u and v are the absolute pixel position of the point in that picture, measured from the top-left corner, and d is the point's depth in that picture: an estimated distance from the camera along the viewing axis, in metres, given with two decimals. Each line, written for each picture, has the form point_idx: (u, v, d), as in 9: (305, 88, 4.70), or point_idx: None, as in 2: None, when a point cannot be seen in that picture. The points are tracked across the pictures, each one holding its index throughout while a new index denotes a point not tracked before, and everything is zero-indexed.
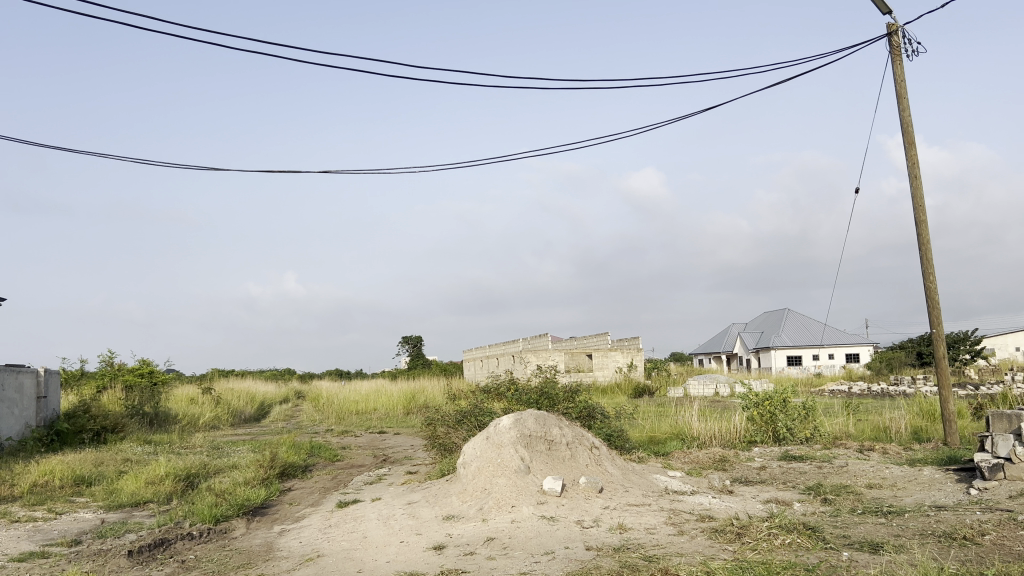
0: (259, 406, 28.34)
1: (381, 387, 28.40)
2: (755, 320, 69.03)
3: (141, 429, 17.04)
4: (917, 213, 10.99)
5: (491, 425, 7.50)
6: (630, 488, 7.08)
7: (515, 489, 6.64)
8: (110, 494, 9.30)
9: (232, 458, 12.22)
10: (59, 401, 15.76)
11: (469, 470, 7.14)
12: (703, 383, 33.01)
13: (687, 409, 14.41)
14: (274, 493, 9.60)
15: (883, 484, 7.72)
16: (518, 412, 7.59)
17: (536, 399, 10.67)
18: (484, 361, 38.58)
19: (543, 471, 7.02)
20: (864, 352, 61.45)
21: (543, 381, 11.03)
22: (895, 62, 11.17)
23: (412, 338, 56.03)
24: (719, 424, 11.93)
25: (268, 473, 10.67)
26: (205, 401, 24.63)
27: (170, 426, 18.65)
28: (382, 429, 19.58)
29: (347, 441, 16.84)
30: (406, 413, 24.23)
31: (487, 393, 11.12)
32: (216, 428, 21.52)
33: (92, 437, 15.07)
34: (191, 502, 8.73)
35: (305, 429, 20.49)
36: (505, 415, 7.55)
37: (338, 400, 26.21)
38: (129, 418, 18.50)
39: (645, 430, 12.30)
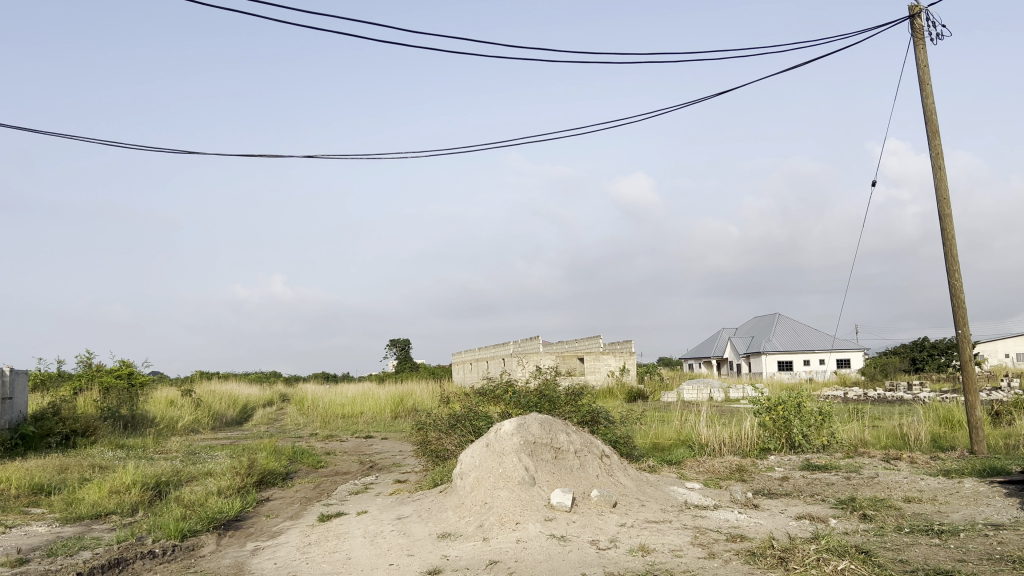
0: (242, 409, 27.47)
1: (368, 390, 27.56)
2: (746, 324, 68.52)
3: (114, 432, 16.16)
4: (944, 205, 10.25)
5: (491, 431, 6.74)
6: (647, 502, 6.33)
7: (519, 504, 5.89)
8: (68, 505, 8.47)
9: (208, 465, 11.38)
10: (27, 402, 14.89)
11: (467, 482, 6.37)
12: (697, 387, 32.34)
13: (691, 414, 13.66)
14: (250, 503, 8.81)
15: (923, 497, 6.98)
16: (521, 416, 6.83)
17: (536, 403, 9.91)
18: (473, 365, 37.77)
19: (549, 483, 6.26)
20: (855, 358, 61.03)
21: (543, 383, 10.28)
22: (918, 45, 10.47)
23: (401, 340, 55.21)
24: (728, 430, 11.19)
25: (244, 482, 9.87)
26: (184, 404, 23.74)
27: (147, 430, 17.77)
28: (369, 433, 18.77)
29: (331, 446, 16.04)
30: (393, 417, 23.46)
31: (482, 396, 10.35)
32: (195, 432, 20.64)
33: (61, 441, 14.23)
34: (157, 515, 7.92)
35: (288, 434, 19.66)
36: (507, 419, 6.79)
37: (324, 403, 25.35)
38: (103, 421, 17.63)
39: (649, 436, 11.55)
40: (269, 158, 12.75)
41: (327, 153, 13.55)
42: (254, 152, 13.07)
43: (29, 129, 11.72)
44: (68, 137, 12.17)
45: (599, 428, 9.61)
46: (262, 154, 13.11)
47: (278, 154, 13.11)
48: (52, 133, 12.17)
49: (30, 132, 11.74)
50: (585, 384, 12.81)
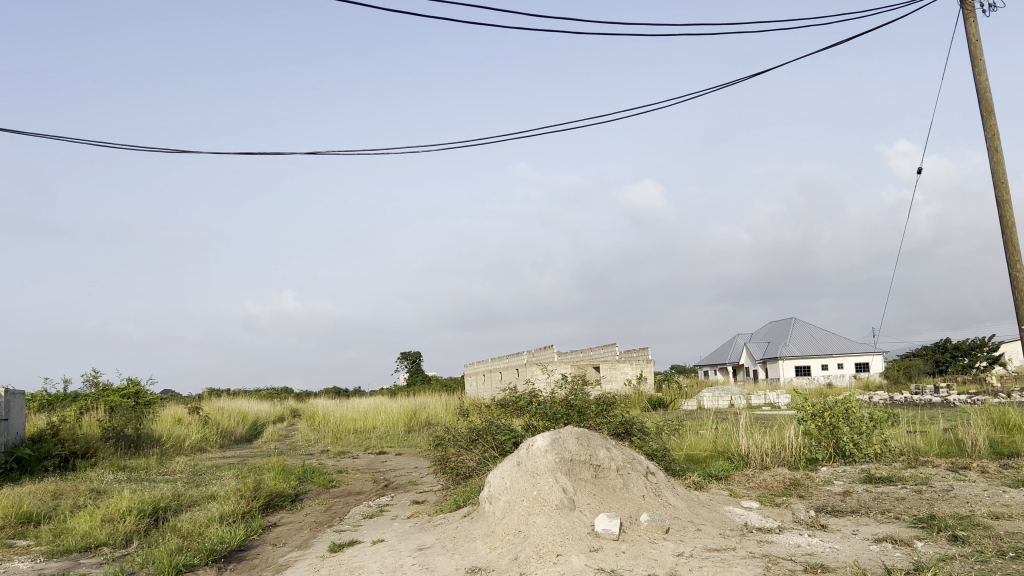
0: (251, 425, 26.74)
1: (379, 404, 26.78)
2: (761, 330, 67.47)
3: (116, 453, 15.42)
4: (1003, 190, 9.43)
5: (522, 448, 5.96)
6: (703, 527, 5.55)
7: (558, 532, 5.11)
8: (56, 537, 7.70)
9: (212, 487, 10.62)
10: (24, 424, 14.17)
11: (497, 507, 5.59)
12: (717, 395, 31.45)
13: (725, 423, 12.81)
14: (255, 531, 8.04)
15: (1011, 512, 6.16)
16: (556, 429, 6.05)
17: (564, 414, 9.14)
18: (487, 376, 36.99)
19: (590, 507, 5.48)
20: (874, 362, 59.97)
21: (570, 391, 9.49)
22: (969, 19, 9.71)
23: (412, 353, 54.51)
24: (770, 439, 10.37)
25: (250, 507, 9.10)
26: (192, 421, 23.01)
27: (151, 450, 17.04)
28: (382, 449, 18.02)
29: (344, 463, 15.27)
30: (408, 431, 22.72)
31: (505, 407, 9.57)
32: (203, 450, 19.90)
33: (59, 463, 13.50)
34: (153, 546, 7.16)
35: (299, 451, 18.89)
36: (540, 433, 6.01)
37: (336, 418, 24.60)
38: (105, 442, 16.90)
39: (684, 447, 10.74)
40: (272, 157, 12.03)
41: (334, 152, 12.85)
42: (256, 152, 12.34)
43: (14, 130, 11.02)
44: (59, 138, 11.48)
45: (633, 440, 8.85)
46: (266, 153, 12.37)
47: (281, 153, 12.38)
48: (38, 133, 11.49)
49: (16, 134, 11.04)
50: (612, 392, 12.02)
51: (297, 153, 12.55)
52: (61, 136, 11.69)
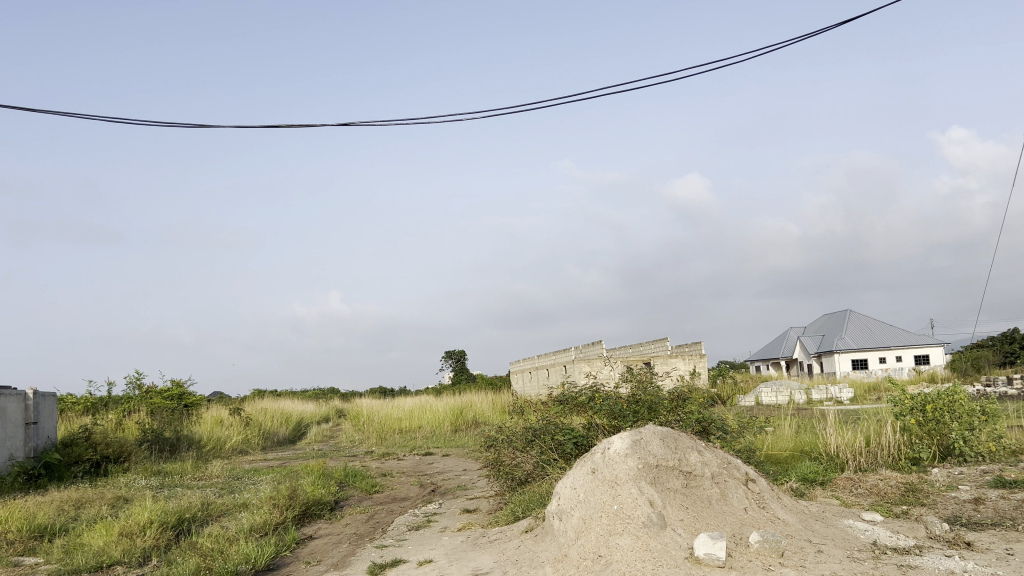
0: (295, 426, 26.09)
1: (425, 403, 25.93)
2: (814, 322, 65.37)
3: (151, 457, 14.70)
4: None
5: (596, 452, 4.94)
6: (824, 548, 4.50)
7: (648, 557, 4.07)
8: (67, 554, 6.87)
9: (245, 495, 9.76)
10: (55, 427, 13.53)
11: (570, 526, 4.58)
12: (775, 390, 30.02)
13: (806, 419, 11.61)
14: (287, 546, 7.14)
15: None
16: (636, 429, 5.00)
17: (633, 410, 8.05)
18: (534, 374, 35.92)
19: (685, 524, 4.45)
20: (934, 354, 57.67)
21: (638, 386, 8.41)
22: None
23: (457, 351, 53.78)
24: (863, 437, 9.19)
25: (284, 517, 8.21)
26: (234, 422, 22.36)
27: (189, 454, 16.35)
28: (428, 449, 17.12)
29: (388, 465, 14.38)
30: (455, 431, 21.83)
31: (562, 404, 8.52)
32: (244, 453, 19.20)
33: (90, 469, 12.80)
34: (172, 565, 6.30)
35: (342, 453, 18.06)
36: (617, 433, 4.98)
37: (380, 418, 23.80)
38: (141, 446, 16.23)
39: (765, 445, 9.61)
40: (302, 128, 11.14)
41: (368, 124, 11.78)
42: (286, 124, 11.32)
43: (22, 107, 10.17)
44: (76, 116, 10.66)
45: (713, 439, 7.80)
46: (297, 125, 11.36)
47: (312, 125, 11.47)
48: (52, 110, 10.69)
49: (27, 112, 10.21)
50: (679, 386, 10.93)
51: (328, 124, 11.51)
52: (76, 113, 10.88)
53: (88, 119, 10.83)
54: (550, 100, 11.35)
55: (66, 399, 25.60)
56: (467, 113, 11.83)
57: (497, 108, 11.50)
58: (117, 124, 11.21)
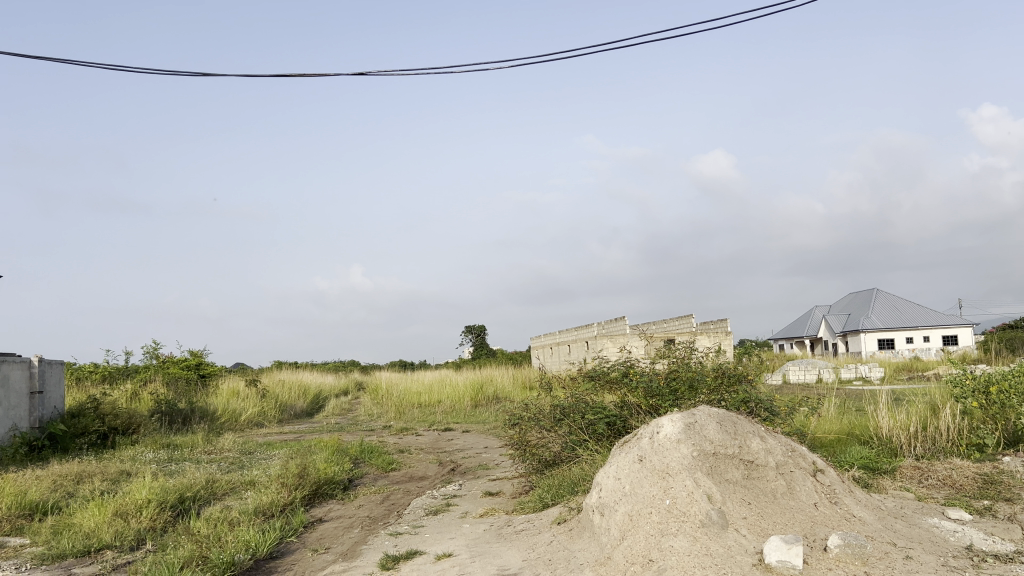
0: (313, 399, 25.64)
1: (445, 377, 25.34)
2: (841, 300, 64.13)
3: (161, 429, 14.21)
4: None
5: (643, 436, 4.27)
6: (915, 554, 3.81)
7: (709, 564, 3.42)
8: (55, 536, 6.31)
9: (254, 472, 9.18)
10: (63, 396, 13.05)
11: (613, 522, 3.93)
12: (804, 369, 29.15)
13: (857, 399, 10.84)
14: (293, 530, 6.55)
15: None
16: (689, 411, 4.33)
17: (671, 387, 7.33)
18: (556, 349, 35.22)
19: (748, 523, 3.79)
20: (964, 334, 56.40)
21: (677, 361, 7.71)
22: None
23: (477, 325, 53.31)
24: (921, 420, 8.45)
25: (292, 498, 7.63)
26: (249, 394, 21.91)
27: (201, 426, 15.88)
28: (447, 425, 16.53)
29: (406, 441, 13.81)
30: (474, 406, 21.27)
31: (593, 380, 7.81)
32: (259, 426, 18.72)
33: (97, 441, 12.31)
34: (166, 551, 5.72)
35: (360, 426, 17.51)
36: (667, 414, 4.32)
37: (399, 392, 23.25)
38: (153, 417, 15.75)
39: (816, 426, 8.90)
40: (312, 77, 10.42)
41: (383, 74, 10.91)
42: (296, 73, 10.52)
43: (14, 52, 9.44)
44: (73, 63, 9.88)
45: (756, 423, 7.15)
46: (309, 77, 10.62)
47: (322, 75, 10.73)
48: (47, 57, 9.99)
49: (19, 58, 9.46)
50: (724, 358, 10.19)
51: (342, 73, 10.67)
52: (71, 60, 10.16)
53: (85, 66, 10.09)
54: (580, 51, 10.54)
55: (83, 368, 25.27)
56: (492, 64, 10.93)
57: (524, 59, 10.65)
58: (116, 71, 10.45)
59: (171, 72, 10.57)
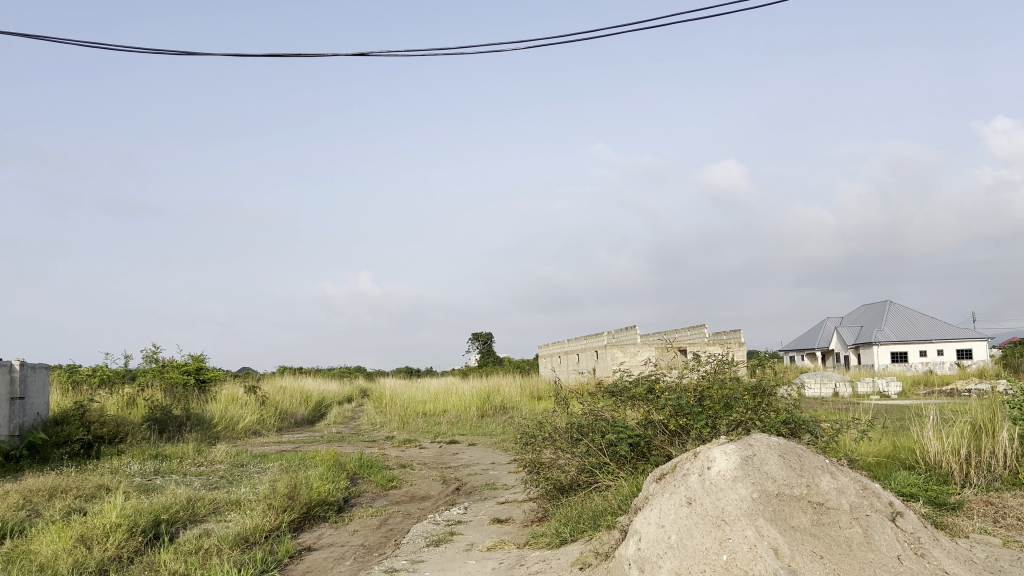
0: (315, 406, 24.92)
1: (451, 385, 24.59)
2: (853, 312, 63.14)
3: (151, 438, 13.46)
4: None
5: (690, 473, 3.53)
6: None
7: None
8: (6, 566, 5.57)
9: (240, 490, 8.44)
10: (47, 402, 12.37)
11: None
12: (819, 382, 28.26)
13: (904, 414, 9.98)
14: (277, 562, 5.81)
15: None
16: (743, 442, 3.59)
17: (703, 405, 6.54)
18: (565, 358, 34.45)
19: None
20: (979, 348, 55.43)
21: (708, 377, 6.92)
22: None
23: (484, 333, 52.52)
24: (978, 444, 7.59)
25: (280, 522, 6.89)
26: (248, 401, 21.17)
27: (194, 434, 15.12)
28: (452, 437, 15.73)
29: (409, 454, 13.04)
30: (480, 416, 20.48)
31: (613, 397, 7.05)
32: (256, 435, 17.97)
33: (80, 451, 11.59)
34: None
35: (362, 437, 16.75)
36: (719, 446, 3.61)
37: (403, 400, 22.50)
38: (144, 425, 15.01)
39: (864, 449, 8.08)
40: (308, 57, 9.66)
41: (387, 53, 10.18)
42: (292, 52, 9.76)
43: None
44: (50, 41, 9.13)
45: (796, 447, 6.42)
46: (305, 56, 9.86)
47: (320, 55, 9.95)
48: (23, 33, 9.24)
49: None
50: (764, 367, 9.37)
51: (342, 54, 9.88)
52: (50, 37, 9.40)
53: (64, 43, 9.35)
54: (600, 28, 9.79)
55: (80, 371, 24.63)
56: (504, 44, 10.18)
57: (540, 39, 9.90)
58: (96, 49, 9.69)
59: (157, 50, 9.84)
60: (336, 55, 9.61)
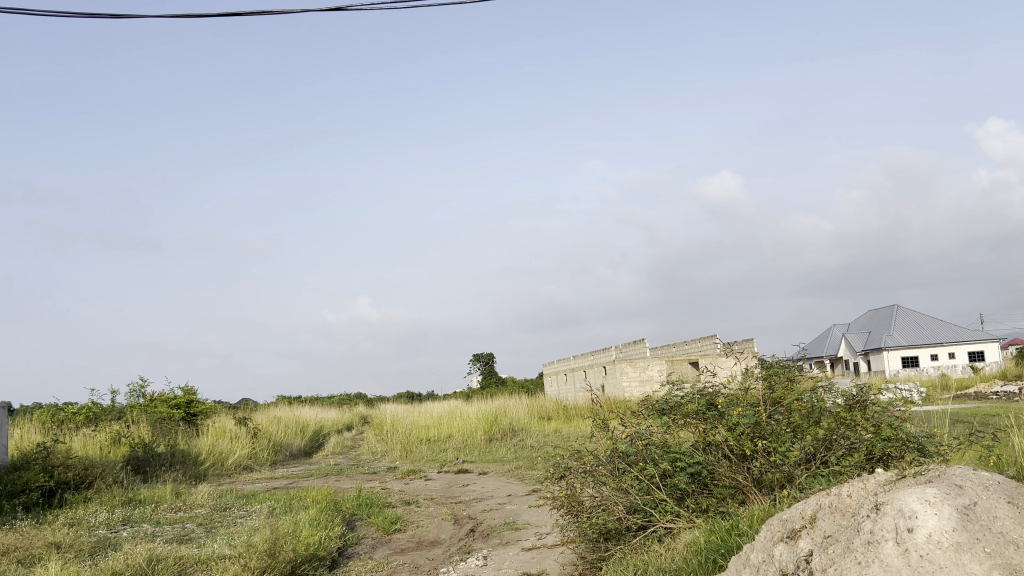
0: (312, 437, 23.50)
1: (454, 408, 23.17)
2: (860, 318, 61.85)
3: (124, 481, 12.03)
4: None
5: (894, 542, 3.08)
6: None
7: None
8: None
9: (216, 544, 7.09)
10: (6, 445, 11.01)
11: None
12: None
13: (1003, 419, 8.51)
14: None
15: None
16: (957, 502, 3.11)
17: (785, 426, 5.30)
18: (571, 375, 33.00)
19: None
20: (991, 350, 54.06)
21: (779, 387, 5.63)
22: None
23: (485, 355, 51.19)
24: None
25: None
26: (240, 432, 19.73)
27: (175, 475, 13.68)
28: (459, 466, 14.30)
29: (412, 488, 11.68)
30: (488, 440, 19.09)
31: (663, 416, 5.78)
32: (249, 471, 16.57)
33: (40, 500, 10.22)
34: None
35: (362, 469, 15.37)
36: (920, 499, 3.18)
37: (405, 427, 21.08)
38: (118, 466, 13.59)
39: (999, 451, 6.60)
40: (278, 17, 8.36)
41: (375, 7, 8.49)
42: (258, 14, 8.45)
43: None
44: None
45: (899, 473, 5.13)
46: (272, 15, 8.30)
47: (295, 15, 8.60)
48: None
49: None
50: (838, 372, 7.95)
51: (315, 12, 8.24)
52: None
53: None
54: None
55: (62, 409, 23.20)
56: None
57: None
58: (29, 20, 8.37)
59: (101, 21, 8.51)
60: (310, 11, 8.28)
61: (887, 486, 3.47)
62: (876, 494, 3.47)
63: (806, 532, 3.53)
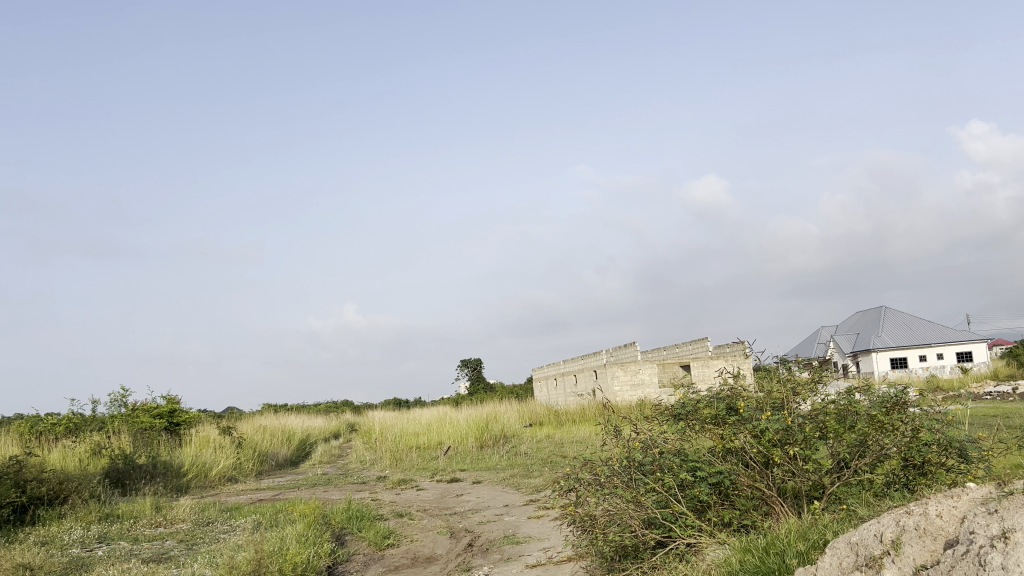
0: (299, 445, 22.95)
1: (444, 415, 22.67)
2: (849, 319, 61.79)
3: (102, 495, 11.49)
4: None
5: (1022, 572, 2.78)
6: None
7: None
8: None
9: (198, 565, 6.62)
10: None
11: None
12: None
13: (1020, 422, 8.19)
14: None
15: None
16: None
17: (814, 431, 4.91)
18: (561, 380, 32.54)
19: None
20: (979, 351, 54.02)
21: (804, 388, 5.23)
22: None
23: (474, 360, 50.70)
24: None
25: None
26: (225, 441, 19.19)
27: (156, 487, 13.14)
28: (452, 475, 13.85)
29: (403, 498, 11.21)
30: (480, 447, 18.65)
31: (680, 421, 5.34)
32: (234, 482, 16.06)
33: (11, 517, 9.68)
34: None
35: (351, 479, 14.90)
36: None
37: (394, 434, 20.59)
38: (97, 479, 13.04)
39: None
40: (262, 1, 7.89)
41: None
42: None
43: None
44: None
45: (936, 481, 4.81)
46: None
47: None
48: None
49: None
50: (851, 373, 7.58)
51: None
52: None
53: None
54: None
55: (41, 420, 22.56)
56: None
57: None
58: None
59: None
60: None
61: (988, 511, 3.22)
62: (983, 520, 3.19)
63: (891, 560, 3.30)
